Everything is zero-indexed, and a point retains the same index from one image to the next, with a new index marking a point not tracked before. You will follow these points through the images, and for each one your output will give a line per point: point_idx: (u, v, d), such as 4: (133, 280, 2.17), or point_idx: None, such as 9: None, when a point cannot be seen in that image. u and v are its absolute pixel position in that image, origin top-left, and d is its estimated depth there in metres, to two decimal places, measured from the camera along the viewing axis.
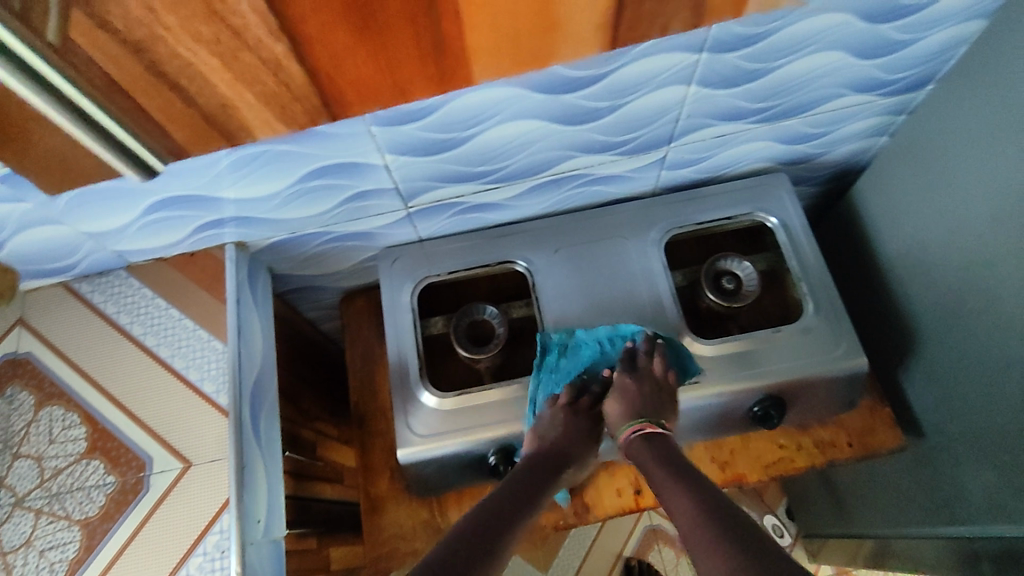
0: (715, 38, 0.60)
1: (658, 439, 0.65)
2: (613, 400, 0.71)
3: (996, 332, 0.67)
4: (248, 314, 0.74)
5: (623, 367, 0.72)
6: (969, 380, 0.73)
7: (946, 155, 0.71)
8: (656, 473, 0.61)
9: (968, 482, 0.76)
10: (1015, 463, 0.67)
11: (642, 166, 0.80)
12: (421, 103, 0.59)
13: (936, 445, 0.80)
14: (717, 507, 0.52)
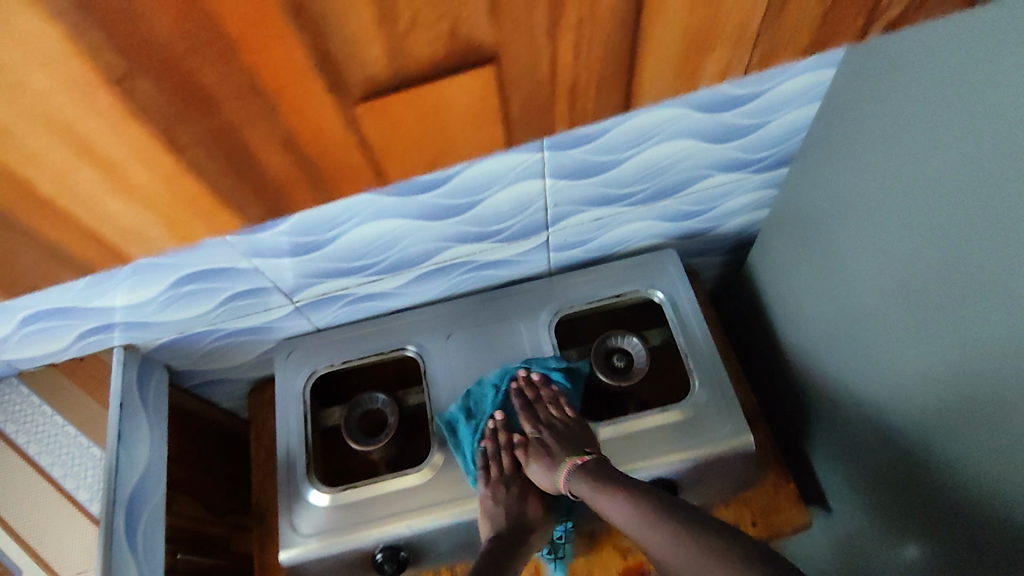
0: (551, 138, 0.62)
1: (590, 464, 0.66)
2: (535, 461, 0.71)
3: (875, 408, 0.66)
4: (133, 417, 0.75)
5: (533, 413, 0.74)
6: (862, 452, 0.72)
7: (810, 231, 0.72)
8: (604, 501, 0.61)
9: (886, 562, 0.73)
10: (921, 546, 0.65)
11: (528, 250, 0.81)
12: (268, 214, 0.61)
13: (855, 522, 0.78)
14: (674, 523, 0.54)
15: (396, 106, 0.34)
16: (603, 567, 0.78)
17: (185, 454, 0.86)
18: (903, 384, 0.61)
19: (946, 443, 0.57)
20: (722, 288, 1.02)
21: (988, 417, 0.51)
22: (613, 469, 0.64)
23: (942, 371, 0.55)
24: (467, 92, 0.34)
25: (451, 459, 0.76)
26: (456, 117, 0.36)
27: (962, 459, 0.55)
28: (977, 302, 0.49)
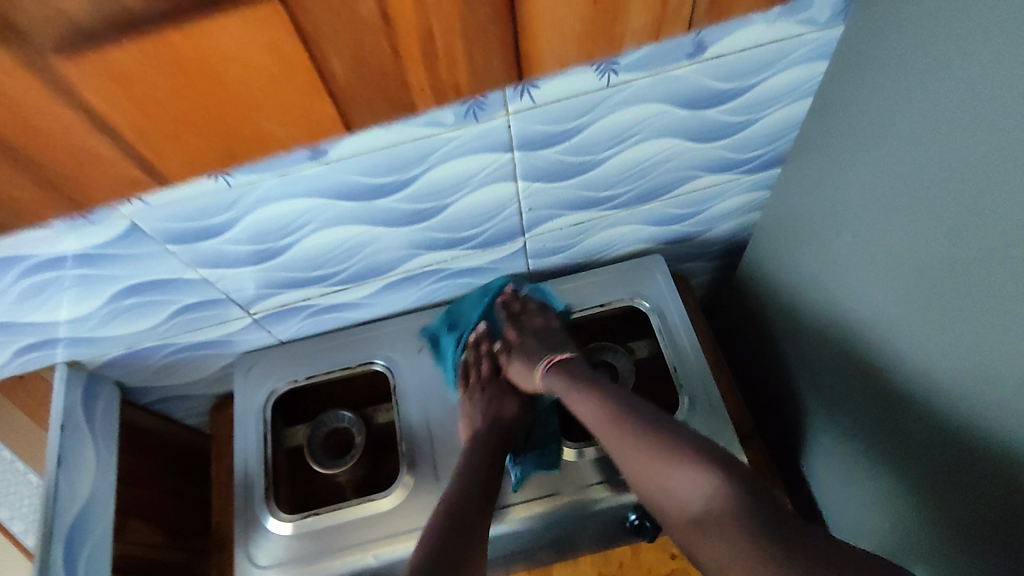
0: (520, 137, 0.57)
1: (568, 363, 0.67)
2: (517, 361, 0.71)
3: (877, 429, 0.61)
4: (78, 441, 0.70)
5: (517, 322, 0.74)
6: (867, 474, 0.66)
7: (805, 237, 0.66)
8: (578, 403, 0.62)
9: None
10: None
11: (505, 257, 0.76)
12: (209, 221, 0.56)
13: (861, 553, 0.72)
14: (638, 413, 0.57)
15: (166, 56, 0.38)
16: None
17: (142, 476, 0.81)
18: (908, 405, 0.55)
19: (959, 480, 0.51)
20: (715, 295, 0.97)
21: (1003, 446, 0.46)
22: (583, 372, 0.65)
23: (948, 393, 0.50)
24: (236, 41, 0.39)
25: (419, 485, 0.69)
26: (237, 82, 0.41)
27: (973, 492, 0.50)
28: (989, 317, 0.44)
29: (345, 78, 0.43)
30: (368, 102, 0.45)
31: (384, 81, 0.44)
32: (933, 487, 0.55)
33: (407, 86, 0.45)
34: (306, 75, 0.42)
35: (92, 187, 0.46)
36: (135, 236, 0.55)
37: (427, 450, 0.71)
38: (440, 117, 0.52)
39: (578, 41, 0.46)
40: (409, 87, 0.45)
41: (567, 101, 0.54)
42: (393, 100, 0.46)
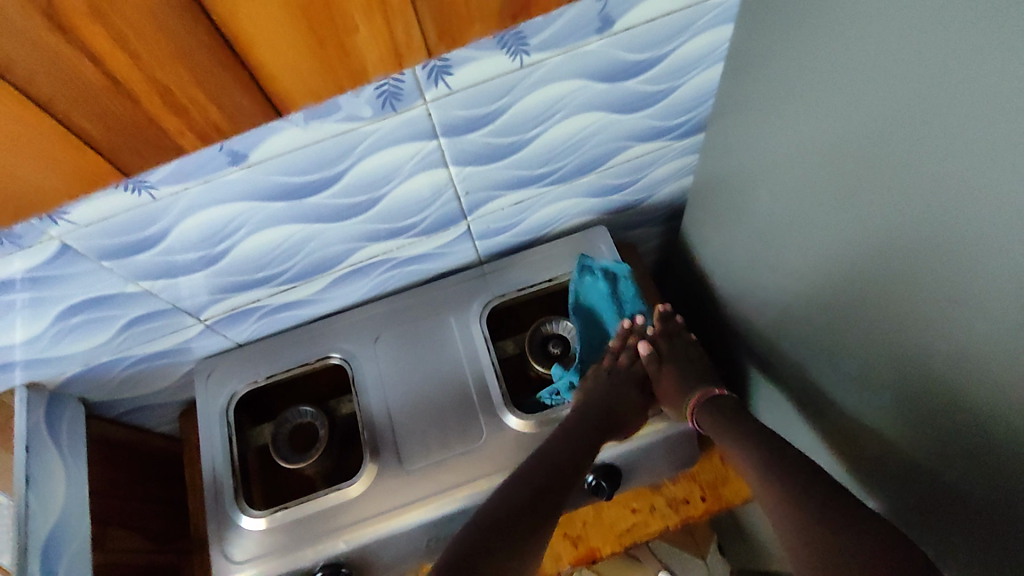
0: (443, 125, 0.57)
1: (722, 406, 0.67)
2: (667, 377, 0.72)
3: (817, 372, 0.64)
4: (45, 459, 0.71)
5: (670, 340, 0.75)
6: (874, 491, 0.63)
7: (741, 195, 0.68)
8: (732, 453, 0.62)
9: None
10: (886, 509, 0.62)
11: (451, 242, 0.77)
12: (142, 234, 0.56)
13: None
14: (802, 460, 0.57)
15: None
16: (556, 559, 0.74)
17: (119, 486, 0.82)
18: (845, 348, 0.58)
19: (901, 422, 0.54)
20: (668, 258, 0.99)
21: (922, 378, 0.49)
22: (743, 414, 0.65)
23: (878, 332, 0.52)
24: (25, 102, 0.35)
25: (384, 471, 0.71)
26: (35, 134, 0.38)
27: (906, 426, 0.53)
28: (904, 257, 0.46)
29: (99, 133, 0.39)
30: (88, 109, 0.37)
31: (140, 131, 0.40)
32: (883, 437, 0.57)
33: (165, 129, 0.41)
34: (39, 119, 0.37)
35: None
36: (68, 255, 0.56)
37: (390, 436, 0.72)
38: (357, 112, 0.52)
39: (322, 76, 0.41)
40: (156, 123, 0.40)
41: (484, 84, 0.55)
42: (143, 136, 0.40)
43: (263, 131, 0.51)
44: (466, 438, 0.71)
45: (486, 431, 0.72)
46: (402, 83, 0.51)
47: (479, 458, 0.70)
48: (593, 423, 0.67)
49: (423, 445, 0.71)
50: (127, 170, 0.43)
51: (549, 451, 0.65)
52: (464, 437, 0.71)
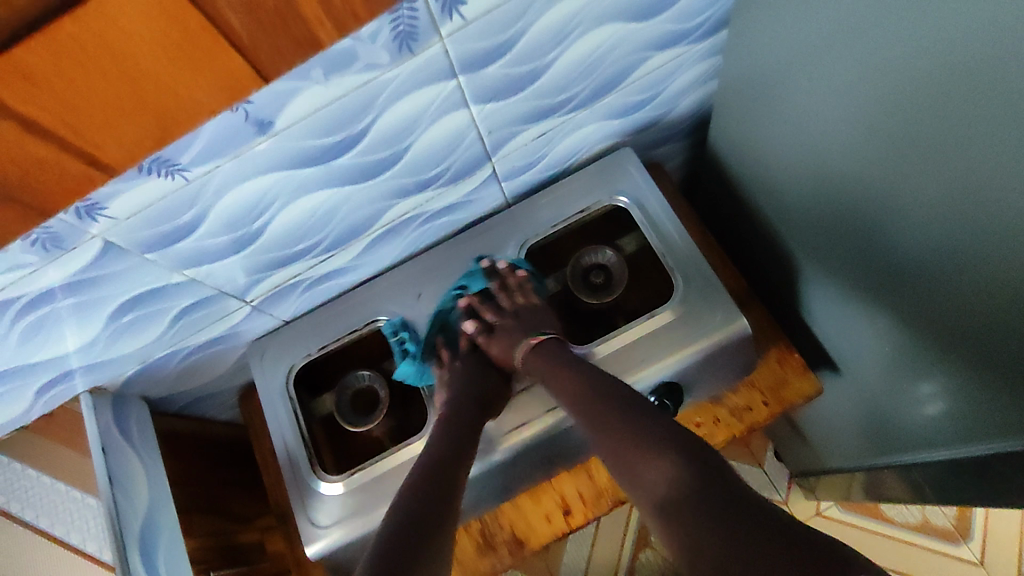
0: (461, 60, 0.55)
1: (543, 347, 0.71)
2: (497, 341, 0.75)
3: (885, 255, 0.63)
4: (122, 457, 0.73)
5: (495, 302, 0.75)
6: (947, 367, 0.62)
7: (780, 89, 0.66)
8: (554, 382, 0.66)
9: (916, 408, 0.70)
10: (956, 385, 0.61)
11: (478, 187, 0.76)
12: (180, 220, 0.56)
13: (875, 374, 0.75)
14: (610, 386, 0.63)
15: (96, 62, 0.38)
16: None
17: (194, 475, 0.84)
18: (917, 223, 0.56)
19: (989, 287, 0.52)
20: (693, 174, 0.97)
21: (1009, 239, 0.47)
22: (565, 353, 0.69)
23: (955, 197, 0.51)
24: (135, 16, 0.37)
25: None
26: (150, 47, 0.39)
27: (990, 286, 0.52)
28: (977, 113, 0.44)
29: (245, 33, 0.41)
30: (274, 48, 0.43)
31: (279, 30, 0.42)
32: (963, 307, 0.56)
33: (305, 20, 0.43)
34: (204, 33, 0.40)
35: (49, 194, 0.45)
36: (112, 252, 0.56)
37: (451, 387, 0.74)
38: (375, 59, 0.50)
39: None
40: (304, 17, 0.43)
41: (500, 9, 0.53)
42: (291, 41, 0.44)
43: (286, 93, 0.49)
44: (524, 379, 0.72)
45: None
46: (417, 21, 0.49)
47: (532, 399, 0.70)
48: (467, 421, 0.67)
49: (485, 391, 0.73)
50: (267, 75, 0.45)
51: (434, 438, 0.66)
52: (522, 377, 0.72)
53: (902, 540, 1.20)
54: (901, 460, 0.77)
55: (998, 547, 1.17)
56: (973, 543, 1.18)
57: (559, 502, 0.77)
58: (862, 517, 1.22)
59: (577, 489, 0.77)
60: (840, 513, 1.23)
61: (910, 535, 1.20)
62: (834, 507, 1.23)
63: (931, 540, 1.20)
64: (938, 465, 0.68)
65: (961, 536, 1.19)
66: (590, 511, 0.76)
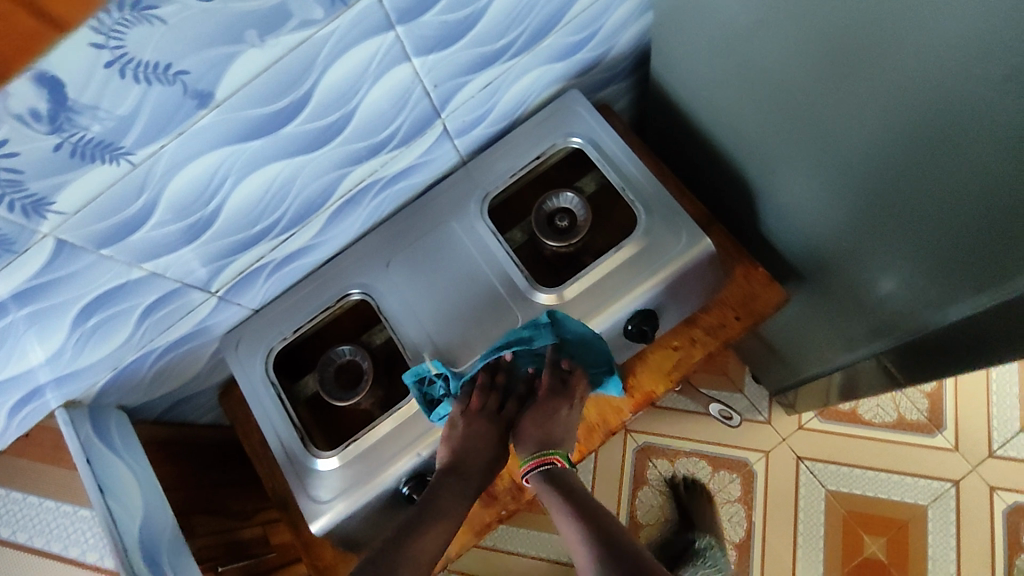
0: (395, 10, 0.55)
1: (560, 477, 0.68)
2: (531, 423, 0.72)
3: (833, 154, 0.65)
4: (110, 466, 0.71)
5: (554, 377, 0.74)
6: (900, 251, 0.65)
7: (716, 5, 0.67)
8: (561, 521, 0.65)
9: (879, 296, 0.73)
10: (916, 268, 0.64)
11: (431, 146, 0.75)
12: (131, 209, 0.54)
13: (838, 275, 0.78)
14: (605, 525, 0.61)
15: None
16: (616, 411, 0.78)
17: (183, 479, 0.84)
18: (858, 115, 0.58)
19: (926, 165, 0.55)
20: (641, 113, 0.99)
21: (952, 111, 0.49)
22: (592, 503, 0.64)
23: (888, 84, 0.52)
24: None
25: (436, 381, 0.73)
26: None
27: (926, 165, 0.55)
28: None
29: None
30: None
31: None
32: (910, 191, 0.58)
33: None
34: None
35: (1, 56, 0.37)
36: (66, 251, 0.54)
37: (431, 349, 0.74)
38: (309, 15, 0.49)
39: None
40: None
41: None
42: None
43: (224, 57, 0.48)
44: (503, 329, 0.73)
45: (520, 316, 0.73)
46: None
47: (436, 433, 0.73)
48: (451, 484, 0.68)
49: (465, 346, 0.73)
50: None
51: (434, 486, 0.68)
52: (501, 328, 0.73)
53: (882, 439, 1.26)
54: (872, 353, 0.81)
55: (969, 431, 1.25)
56: (947, 432, 1.25)
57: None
58: (842, 424, 1.28)
59: None
60: (821, 424, 1.29)
61: (889, 434, 1.26)
62: (815, 419, 1.29)
63: (908, 435, 1.26)
64: (905, 345, 0.73)
65: (935, 427, 1.26)
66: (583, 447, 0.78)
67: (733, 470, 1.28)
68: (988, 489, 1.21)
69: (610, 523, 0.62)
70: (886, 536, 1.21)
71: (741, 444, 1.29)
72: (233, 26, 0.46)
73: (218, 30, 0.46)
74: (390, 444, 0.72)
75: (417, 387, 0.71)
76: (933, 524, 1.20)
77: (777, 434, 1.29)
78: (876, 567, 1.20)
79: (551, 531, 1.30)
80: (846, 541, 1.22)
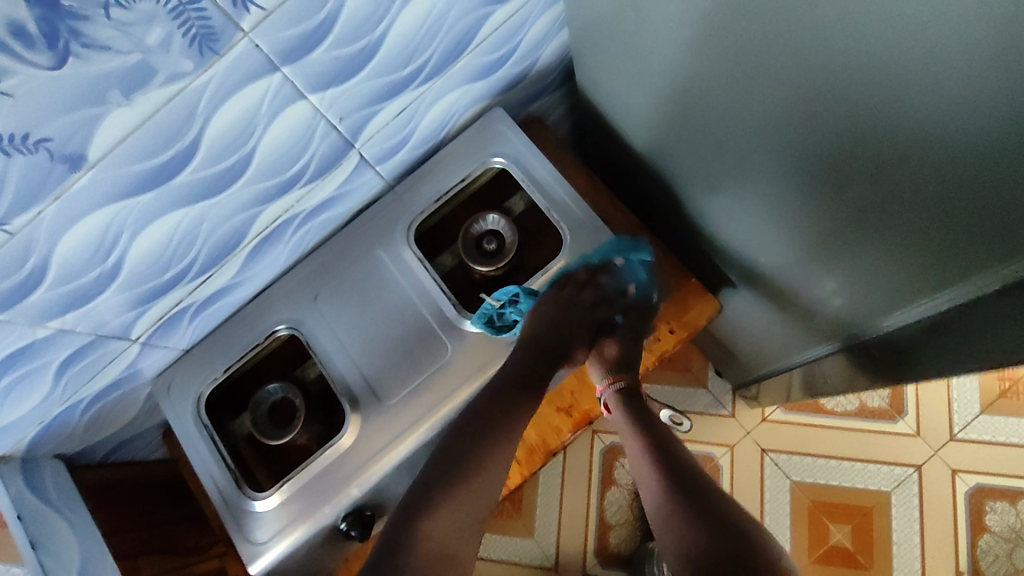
0: (278, 52, 0.52)
1: (635, 391, 0.72)
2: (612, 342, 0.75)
3: (757, 161, 0.64)
4: (44, 520, 0.70)
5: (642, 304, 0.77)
6: (842, 261, 0.63)
7: (628, 19, 0.66)
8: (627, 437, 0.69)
9: (819, 301, 0.73)
10: (852, 270, 0.63)
11: (350, 176, 0.74)
12: (20, 273, 0.53)
13: (777, 280, 0.78)
14: (670, 444, 0.65)
15: None
16: (555, 432, 0.77)
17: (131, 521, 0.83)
18: (775, 124, 0.57)
19: (848, 174, 0.53)
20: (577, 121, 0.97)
21: (859, 113, 0.48)
22: (649, 411, 0.69)
23: (804, 96, 0.51)
24: None
25: (367, 415, 0.72)
26: None
27: (850, 176, 0.54)
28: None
29: None
30: None
31: None
32: (833, 196, 0.58)
33: None
34: None
35: None
36: None
37: (362, 383, 0.73)
38: (177, 67, 0.48)
39: None
40: None
41: None
42: None
43: (87, 118, 0.46)
44: (432, 358, 0.73)
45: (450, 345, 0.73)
46: (209, 19, 0.46)
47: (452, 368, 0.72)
48: (537, 379, 0.69)
49: (395, 378, 0.72)
50: None
51: (500, 397, 0.66)
52: (430, 357, 0.73)
53: (845, 428, 1.27)
54: (822, 352, 0.80)
55: (930, 415, 1.25)
56: (909, 417, 1.26)
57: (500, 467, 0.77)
58: (806, 415, 1.28)
59: (510, 452, 0.78)
60: (785, 416, 1.29)
61: (852, 422, 1.27)
62: (779, 411, 1.29)
63: (871, 422, 1.26)
64: (852, 348, 0.72)
65: (897, 413, 1.26)
66: (524, 470, 0.77)
67: (699, 465, 1.28)
68: (950, 472, 1.22)
69: (667, 433, 0.67)
70: (851, 523, 1.22)
71: (706, 439, 1.29)
72: (92, 86, 0.44)
73: (75, 94, 0.44)
74: (324, 482, 0.71)
75: (487, 323, 0.73)
76: (897, 509, 1.22)
77: (741, 428, 1.29)
78: (842, 555, 1.21)
79: (523, 536, 1.30)
80: (812, 531, 1.22)
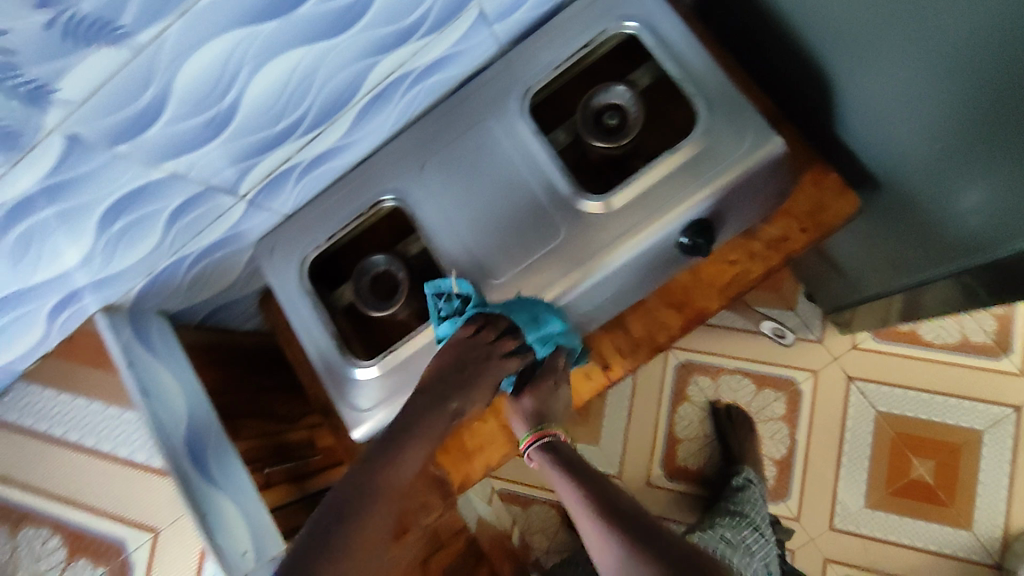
0: None
1: (555, 444, 0.64)
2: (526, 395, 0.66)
3: (935, 35, 0.55)
4: (151, 370, 0.71)
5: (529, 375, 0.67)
6: (1005, 164, 0.56)
7: None
8: (561, 488, 0.60)
9: (956, 211, 0.66)
10: (1011, 172, 0.56)
11: (467, 32, 0.67)
12: (141, 101, 0.50)
13: (912, 180, 0.70)
14: (603, 485, 0.58)
15: None
16: (665, 330, 0.75)
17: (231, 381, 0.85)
18: None
19: None
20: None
21: None
22: (570, 458, 0.63)
23: None
24: None
25: (474, 291, 0.69)
26: None
27: None
28: None
29: None
30: None
31: None
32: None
33: None
34: None
35: None
36: (78, 148, 0.50)
37: (468, 260, 0.70)
38: None
39: None
40: None
41: None
42: None
43: None
44: (543, 238, 0.68)
45: (565, 225, 0.68)
46: None
47: (567, 248, 0.67)
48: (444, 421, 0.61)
49: (504, 255, 0.69)
50: None
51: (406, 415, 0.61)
52: (541, 237, 0.68)
53: (941, 361, 1.20)
54: (939, 278, 0.74)
55: None
56: (1015, 356, 1.18)
57: (502, 428, 0.79)
58: (898, 344, 1.21)
59: (614, 345, 0.76)
60: (877, 345, 1.22)
61: (951, 356, 1.19)
62: (872, 339, 1.22)
63: (972, 358, 1.19)
64: (975, 273, 0.67)
65: (1002, 350, 1.18)
66: (627, 363, 0.76)
67: (779, 388, 1.24)
68: None
69: (599, 472, 0.60)
70: (935, 459, 1.17)
71: (790, 362, 1.24)
72: None
73: None
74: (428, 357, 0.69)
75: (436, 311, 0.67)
76: (987, 449, 1.16)
77: (827, 353, 1.23)
78: (922, 490, 1.17)
79: (590, 442, 1.28)
80: (893, 463, 1.18)
